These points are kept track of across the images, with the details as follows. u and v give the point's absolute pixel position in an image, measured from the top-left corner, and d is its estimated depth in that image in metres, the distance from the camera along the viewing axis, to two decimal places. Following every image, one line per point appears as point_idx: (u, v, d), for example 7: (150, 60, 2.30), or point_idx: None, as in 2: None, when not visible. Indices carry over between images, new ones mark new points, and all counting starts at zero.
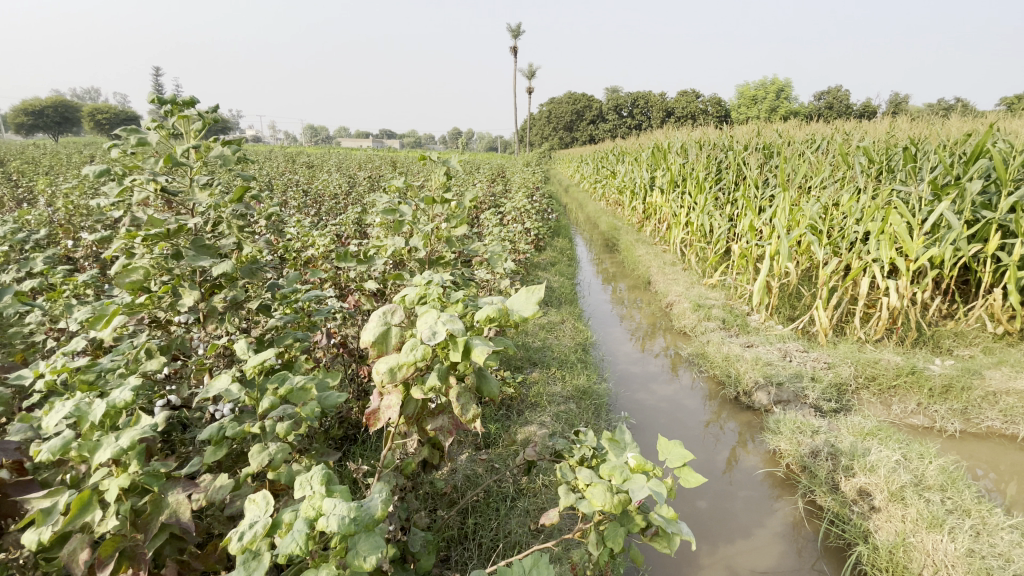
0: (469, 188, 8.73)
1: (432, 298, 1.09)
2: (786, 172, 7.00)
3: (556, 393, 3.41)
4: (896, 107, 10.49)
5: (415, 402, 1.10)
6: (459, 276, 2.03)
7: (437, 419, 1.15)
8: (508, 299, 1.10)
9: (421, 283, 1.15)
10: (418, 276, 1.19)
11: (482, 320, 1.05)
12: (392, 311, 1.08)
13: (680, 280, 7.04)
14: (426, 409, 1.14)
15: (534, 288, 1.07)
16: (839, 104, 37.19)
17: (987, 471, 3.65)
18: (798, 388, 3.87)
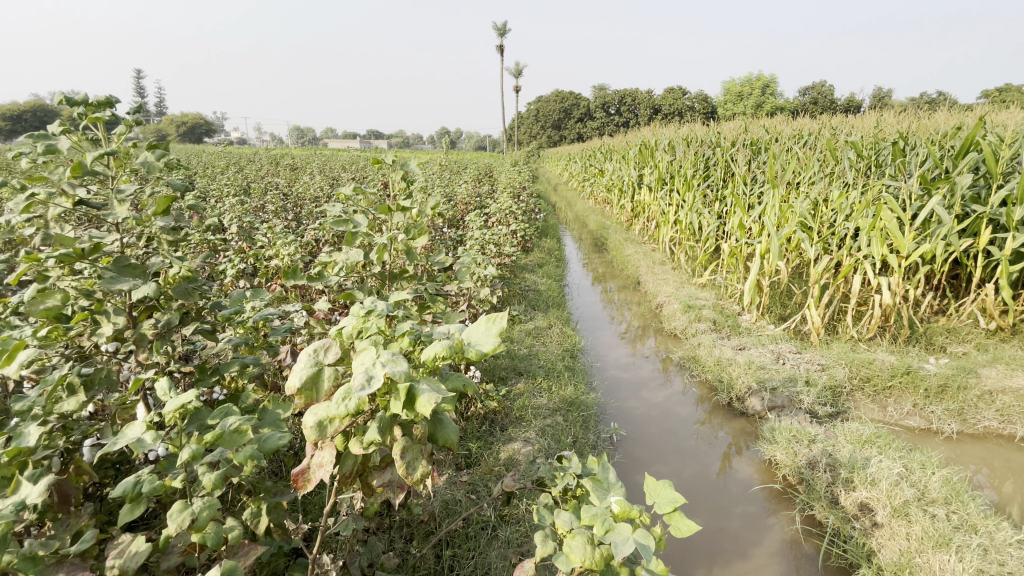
0: (453, 189, 8.54)
1: (373, 331, 0.92)
2: (775, 169, 6.91)
3: (542, 406, 3.25)
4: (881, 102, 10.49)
5: (354, 457, 0.95)
6: (428, 291, 1.86)
7: (385, 473, 1.01)
8: (465, 331, 0.94)
9: (361, 312, 0.98)
10: (359, 303, 1.01)
11: (430, 359, 0.89)
12: (326, 348, 0.91)
13: (670, 279, 6.92)
14: (371, 463, 1.00)
15: (496, 317, 0.91)
16: (824, 100, 37.43)
17: (981, 467, 3.63)
18: (792, 392, 3.74)
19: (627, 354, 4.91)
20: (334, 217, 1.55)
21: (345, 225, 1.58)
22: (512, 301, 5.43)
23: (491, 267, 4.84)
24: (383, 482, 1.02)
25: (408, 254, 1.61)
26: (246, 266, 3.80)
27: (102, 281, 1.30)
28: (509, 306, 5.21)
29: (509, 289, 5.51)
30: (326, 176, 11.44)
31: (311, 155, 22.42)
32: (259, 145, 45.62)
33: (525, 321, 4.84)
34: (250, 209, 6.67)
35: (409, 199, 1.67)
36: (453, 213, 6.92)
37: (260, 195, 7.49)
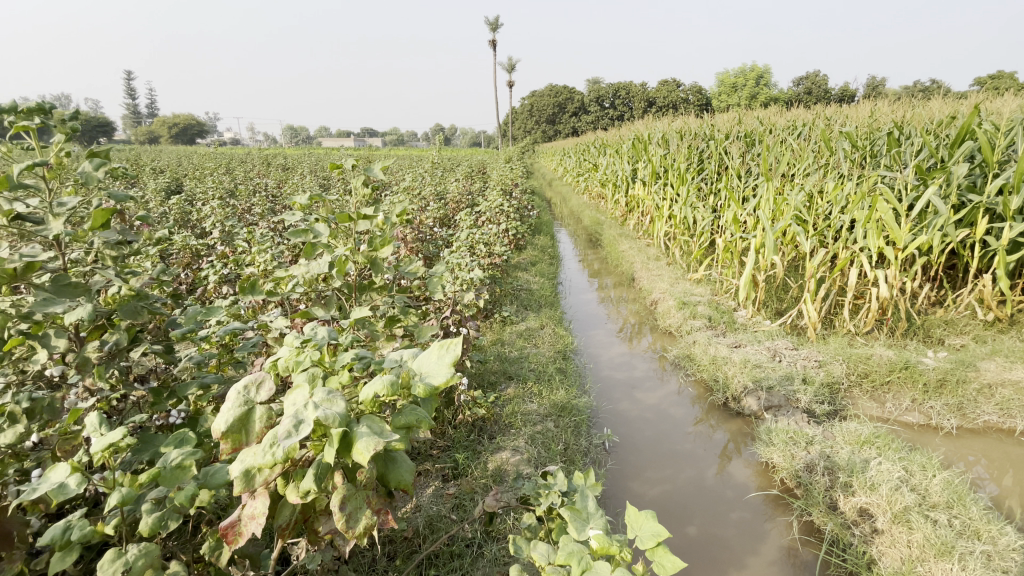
0: (445, 188, 8.43)
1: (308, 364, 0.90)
2: (769, 161, 6.81)
3: (532, 411, 3.16)
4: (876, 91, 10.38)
5: (290, 507, 1.03)
6: (400, 302, 1.74)
7: (327, 520, 1.09)
8: (418, 363, 0.97)
9: (294, 345, 0.99)
10: (292, 337, 1.02)
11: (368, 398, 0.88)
12: (257, 384, 0.88)
13: (665, 276, 6.83)
14: (312, 512, 1.08)
15: (450, 346, 0.95)
16: (818, 89, 37.28)
17: (979, 459, 3.60)
18: (789, 390, 3.65)
19: (622, 353, 4.81)
20: (292, 227, 1.45)
21: (303, 236, 1.48)
22: (504, 301, 5.33)
23: (481, 268, 4.74)
24: (329, 529, 1.10)
25: (372, 267, 1.49)
26: (226, 273, 3.69)
27: (34, 303, 1.23)
28: (500, 307, 5.11)
29: (501, 290, 5.41)
30: (317, 177, 11.31)
31: (304, 154, 22.25)
32: (253, 145, 45.34)
33: (517, 322, 4.75)
34: (237, 213, 6.55)
35: (374, 206, 1.56)
36: (443, 212, 6.81)
37: (248, 198, 7.37)
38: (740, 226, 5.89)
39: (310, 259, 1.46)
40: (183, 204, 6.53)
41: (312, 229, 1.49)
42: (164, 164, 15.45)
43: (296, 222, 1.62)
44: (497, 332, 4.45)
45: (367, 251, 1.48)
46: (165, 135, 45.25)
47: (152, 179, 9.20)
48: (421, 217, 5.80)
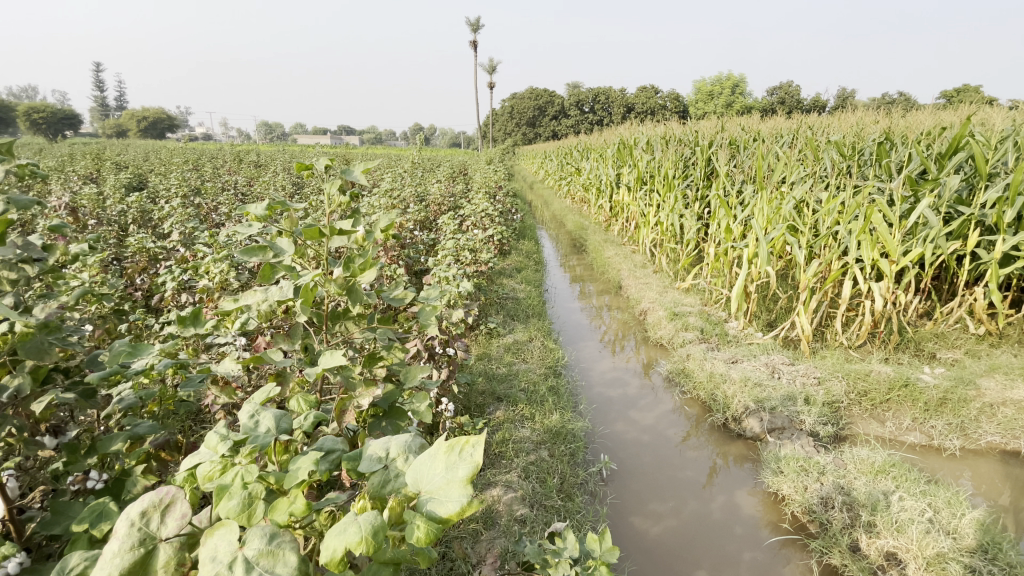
0: (425, 190, 8.08)
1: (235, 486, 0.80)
2: (759, 168, 6.68)
3: (524, 439, 2.89)
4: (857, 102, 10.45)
5: None
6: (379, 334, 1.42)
7: None
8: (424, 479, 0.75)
9: (215, 449, 0.86)
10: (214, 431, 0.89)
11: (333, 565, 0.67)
12: (156, 514, 0.76)
13: (653, 284, 6.63)
14: None
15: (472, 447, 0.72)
16: (791, 99, 38.09)
17: (965, 471, 3.54)
18: (792, 411, 3.49)
19: (613, 366, 4.59)
20: (244, 242, 1.13)
21: (259, 255, 1.15)
22: (489, 311, 5.04)
23: (466, 276, 4.45)
24: None
25: (350, 293, 1.18)
26: (182, 282, 3.31)
27: None
28: (486, 317, 4.83)
29: (485, 298, 5.12)
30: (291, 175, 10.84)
31: (279, 152, 21.56)
32: (224, 142, 43.95)
33: (503, 335, 4.47)
34: (200, 212, 6.09)
35: (352, 219, 1.26)
36: (424, 215, 6.49)
37: (214, 196, 6.91)
38: (731, 234, 5.74)
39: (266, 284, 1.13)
40: (140, 201, 6.03)
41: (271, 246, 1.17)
42: (127, 158, 14.67)
43: (249, 237, 1.30)
44: (484, 346, 4.16)
45: (341, 276, 1.16)
46: (132, 129, 43.53)
47: (110, 175, 8.61)
48: (402, 220, 5.48)
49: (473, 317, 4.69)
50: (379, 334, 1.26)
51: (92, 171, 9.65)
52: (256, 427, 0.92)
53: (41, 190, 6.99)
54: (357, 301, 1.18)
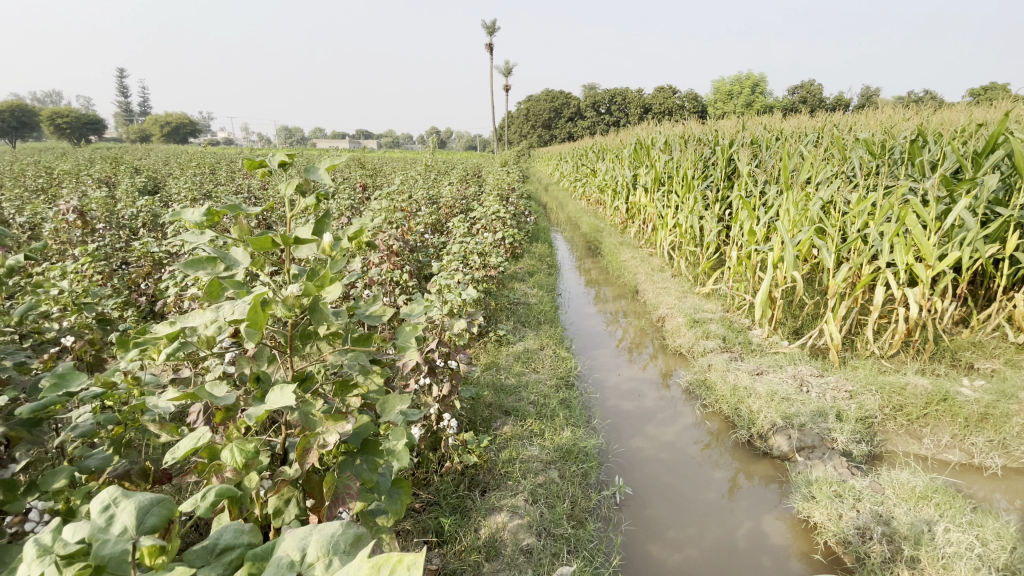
0: (438, 193, 7.97)
1: None
2: (783, 168, 6.40)
3: (532, 458, 2.71)
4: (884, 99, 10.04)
5: None
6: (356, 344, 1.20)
7: None
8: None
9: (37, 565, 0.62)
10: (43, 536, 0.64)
11: None
12: None
13: (671, 289, 6.39)
14: None
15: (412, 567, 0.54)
16: (813, 97, 37.22)
17: (998, 486, 3.28)
18: (823, 429, 3.25)
19: (629, 376, 4.37)
20: (187, 253, 0.95)
21: (207, 268, 0.98)
22: (500, 317, 4.87)
23: (475, 282, 4.29)
24: None
25: (311, 314, 1.02)
26: (182, 288, 3.21)
27: None
28: (496, 324, 4.66)
29: (496, 304, 4.95)
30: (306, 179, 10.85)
31: (297, 156, 21.78)
32: (244, 148, 44.74)
33: (514, 342, 4.30)
34: None
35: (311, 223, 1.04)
36: (435, 218, 6.36)
37: (226, 200, 6.89)
38: (754, 237, 5.48)
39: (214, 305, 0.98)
40: (152, 205, 6.02)
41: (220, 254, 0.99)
42: (149, 163, 14.91)
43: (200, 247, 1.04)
44: (493, 355, 3.99)
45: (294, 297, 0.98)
46: (156, 134, 44.55)
47: (128, 179, 8.69)
48: (412, 224, 5.35)
49: (483, 324, 4.52)
50: (351, 358, 1.10)
51: (112, 176, 9.79)
52: (108, 524, 0.68)
53: (59, 194, 7.06)
54: (320, 323, 1.02)
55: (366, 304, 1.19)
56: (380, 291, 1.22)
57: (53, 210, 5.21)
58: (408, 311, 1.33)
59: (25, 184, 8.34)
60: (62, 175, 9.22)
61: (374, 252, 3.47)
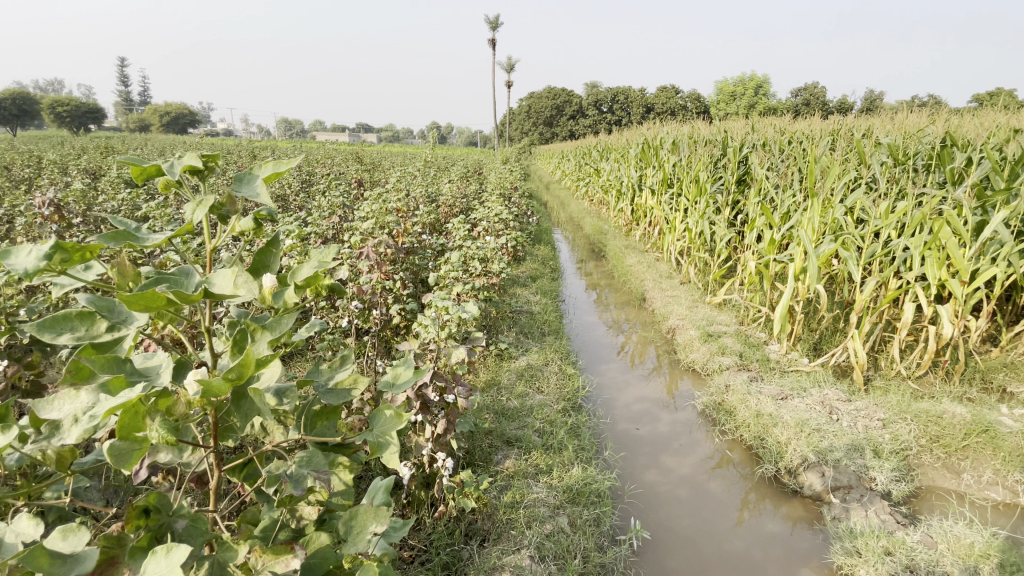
0: (436, 190, 7.61)
1: None
2: (802, 172, 6.07)
3: (539, 501, 2.39)
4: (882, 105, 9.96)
5: None
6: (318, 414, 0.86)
7: None
8: None
9: None
10: None
11: None
12: None
13: (681, 298, 6.05)
14: None
15: None
16: (816, 100, 36.92)
17: None
18: (860, 466, 2.98)
19: (639, 395, 4.03)
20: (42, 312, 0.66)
21: (77, 328, 0.70)
22: (500, 327, 4.54)
23: (475, 290, 3.96)
24: None
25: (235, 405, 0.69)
26: None
27: None
28: (496, 335, 4.33)
29: (497, 313, 4.62)
30: (300, 172, 10.49)
31: (294, 148, 21.29)
32: (242, 139, 44.24)
33: (516, 357, 3.97)
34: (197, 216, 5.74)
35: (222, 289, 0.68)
36: (434, 218, 6.01)
37: None
38: (774, 246, 5.14)
39: (88, 382, 0.71)
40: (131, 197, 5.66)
41: (99, 306, 0.72)
42: (140, 153, 14.50)
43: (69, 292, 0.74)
44: (494, 371, 3.66)
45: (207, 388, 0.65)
46: (154, 124, 44.01)
47: (112, 169, 8.29)
48: (408, 224, 5.00)
49: (484, 335, 4.20)
50: (302, 461, 0.76)
51: (98, 165, 9.40)
52: None
53: (37, 184, 6.70)
54: (247, 420, 0.70)
55: (325, 372, 0.88)
56: (349, 351, 0.91)
57: (21, 202, 4.84)
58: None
59: (2, 172, 7.94)
60: (44, 164, 8.83)
61: (366, 257, 3.12)
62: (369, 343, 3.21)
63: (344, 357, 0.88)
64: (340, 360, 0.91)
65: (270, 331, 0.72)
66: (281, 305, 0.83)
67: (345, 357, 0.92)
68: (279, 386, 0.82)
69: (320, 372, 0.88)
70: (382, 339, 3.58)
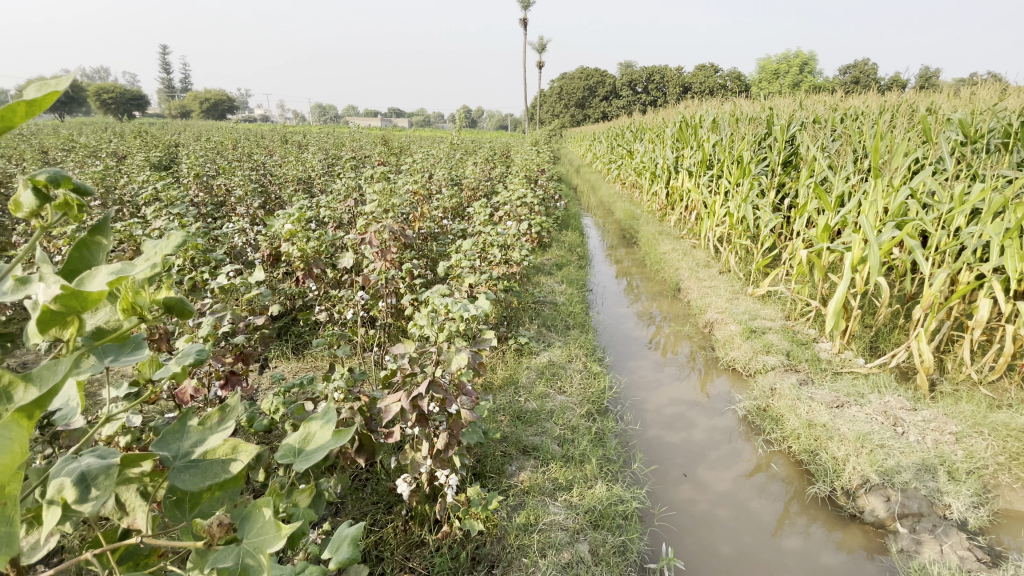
0: (460, 173, 7.32)
1: None
2: (859, 152, 5.48)
3: (557, 524, 2.11)
4: (942, 79, 9.13)
5: None
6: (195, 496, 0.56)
7: None
8: None
9: None
10: None
11: None
12: None
13: (719, 289, 5.61)
14: None
15: None
16: (866, 77, 34.74)
17: None
18: (932, 491, 2.59)
19: (672, 397, 3.66)
20: None
21: None
22: (522, 319, 4.24)
23: (494, 280, 3.66)
24: None
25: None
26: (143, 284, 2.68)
27: None
28: (516, 328, 4.03)
29: (518, 303, 4.32)
30: (325, 157, 10.38)
31: (324, 132, 21.30)
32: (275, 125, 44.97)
33: (538, 352, 3.67)
34: (215, 200, 5.63)
35: None
36: (455, 202, 5.73)
37: (235, 177, 6.42)
38: (827, 234, 4.64)
39: None
40: (151, 180, 5.57)
41: None
42: (174, 138, 14.74)
43: None
44: (512, 368, 3.37)
45: None
46: (193, 110, 45.14)
47: (140, 153, 8.32)
48: (425, 208, 4.73)
49: (504, 328, 3.91)
50: None
51: (129, 150, 9.51)
52: None
53: (66, 167, 6.74)
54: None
55: (194, 432, 0.58)
56: (231, 398, 0.57)
57: None
58: (303, 443, 0.63)
59: (36, 156, 8.08)
60: (79, 148, 8.96)
61: (372, 244, 2.86)
62: (377, 336, 2.97)
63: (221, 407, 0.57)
64: (222, 412, 0.58)
65: (36, 387, 0.40)
66: (30, 341, 0.46)
67: (229, 406, 0.58)
68: (91, 468, 0.47)
69: (188, 433, 0.58)
70: (393, 331, 3.34)
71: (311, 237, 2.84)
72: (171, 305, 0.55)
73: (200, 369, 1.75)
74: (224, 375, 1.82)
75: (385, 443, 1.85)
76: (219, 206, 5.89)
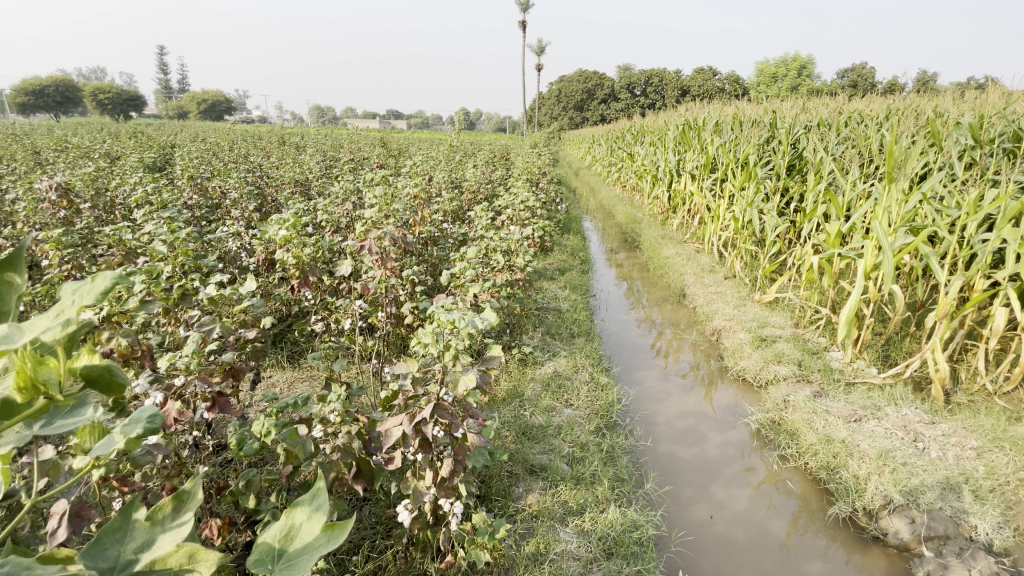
0: (460, 176, 7.20)
1: None
2: (868, 156, 5.37)
3: (567, 553, 1.98)
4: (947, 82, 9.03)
5: None
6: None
7: None
8: None
9: None
10: None
11: None
12: None
13: (725, 295, 5.50)
14: None
15: None
16: (864, 81, 34.75)
17: None
18: (958, 511, 2.46)
19: (681, 409, 3.53)
20: None
21: None
22: (525, 327, 4.11)
23: (497, 288, 3.53)
24: None
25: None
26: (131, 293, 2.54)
27: None
28: (520, 336, 3.90)
29: (521, 310, 4.19)
30: (323, 158, 10.25)
31: (323, 134, 21.19)
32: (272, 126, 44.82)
33: (542, 362, 3.54)
34: (210, 203, 5.50)
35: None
36: (456, 205, 5.60)
37: (230, 179, 6.28)
38: (838, 240, 4.53)
39: None
40: (144, 183, 5.44)
41: None
42: (170, 140, 14.58)
43: None
44: (517, 380, 3.23)
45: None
46: (191, 111, 44.97)
47: (134, 154, 8.18)
48: (426, 212, 4.59)
49: (507, 336, 3.78)
50: None
51: (125, 152, 9.38)
52: None
53: (59, 170, 6.61)
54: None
55: (141, 531, 0.45)
56: (190, 483, 0.45)
57: (32, 189, 4.68)
58: (285, 544, 0.48)
59: (31, 158, 7.95)
60: (73, 149, 8.82)
61: (370, 251, 2.70)
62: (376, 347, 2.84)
63: (176, 496, 0.44)
64: (176, 501, 0.46)
65: None
66: None
67: (186, 493, 0.46)
68: None
69: (134, 532, 0.44)
70: (393, 342, 3.21)
71: (307, 244, 2.70)
72: (92, 377, 0.40)
73: (184, 390, 1.61)
74: (211, 397, 1.69)
75: (385, 468, 1.72)
76: (214, 209, 5.75)
